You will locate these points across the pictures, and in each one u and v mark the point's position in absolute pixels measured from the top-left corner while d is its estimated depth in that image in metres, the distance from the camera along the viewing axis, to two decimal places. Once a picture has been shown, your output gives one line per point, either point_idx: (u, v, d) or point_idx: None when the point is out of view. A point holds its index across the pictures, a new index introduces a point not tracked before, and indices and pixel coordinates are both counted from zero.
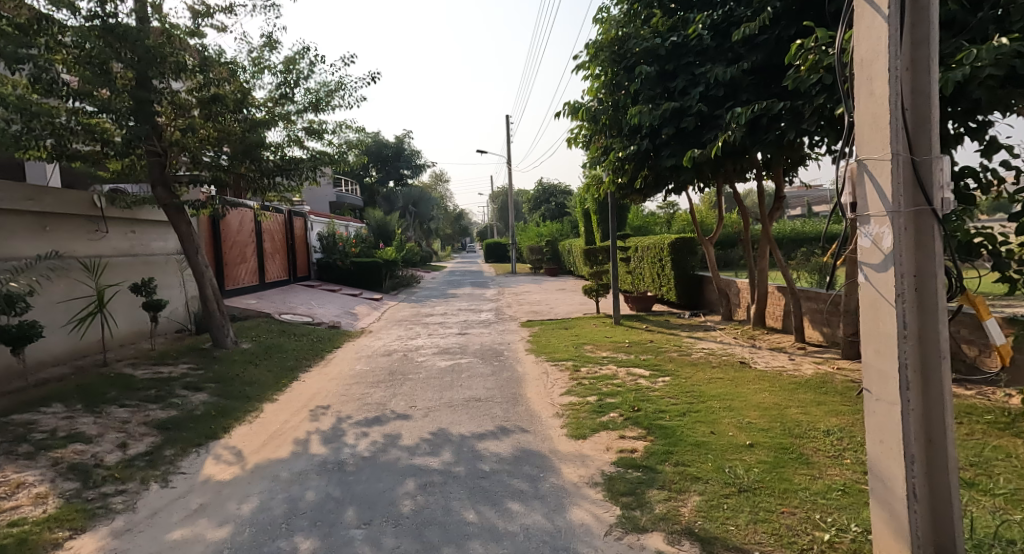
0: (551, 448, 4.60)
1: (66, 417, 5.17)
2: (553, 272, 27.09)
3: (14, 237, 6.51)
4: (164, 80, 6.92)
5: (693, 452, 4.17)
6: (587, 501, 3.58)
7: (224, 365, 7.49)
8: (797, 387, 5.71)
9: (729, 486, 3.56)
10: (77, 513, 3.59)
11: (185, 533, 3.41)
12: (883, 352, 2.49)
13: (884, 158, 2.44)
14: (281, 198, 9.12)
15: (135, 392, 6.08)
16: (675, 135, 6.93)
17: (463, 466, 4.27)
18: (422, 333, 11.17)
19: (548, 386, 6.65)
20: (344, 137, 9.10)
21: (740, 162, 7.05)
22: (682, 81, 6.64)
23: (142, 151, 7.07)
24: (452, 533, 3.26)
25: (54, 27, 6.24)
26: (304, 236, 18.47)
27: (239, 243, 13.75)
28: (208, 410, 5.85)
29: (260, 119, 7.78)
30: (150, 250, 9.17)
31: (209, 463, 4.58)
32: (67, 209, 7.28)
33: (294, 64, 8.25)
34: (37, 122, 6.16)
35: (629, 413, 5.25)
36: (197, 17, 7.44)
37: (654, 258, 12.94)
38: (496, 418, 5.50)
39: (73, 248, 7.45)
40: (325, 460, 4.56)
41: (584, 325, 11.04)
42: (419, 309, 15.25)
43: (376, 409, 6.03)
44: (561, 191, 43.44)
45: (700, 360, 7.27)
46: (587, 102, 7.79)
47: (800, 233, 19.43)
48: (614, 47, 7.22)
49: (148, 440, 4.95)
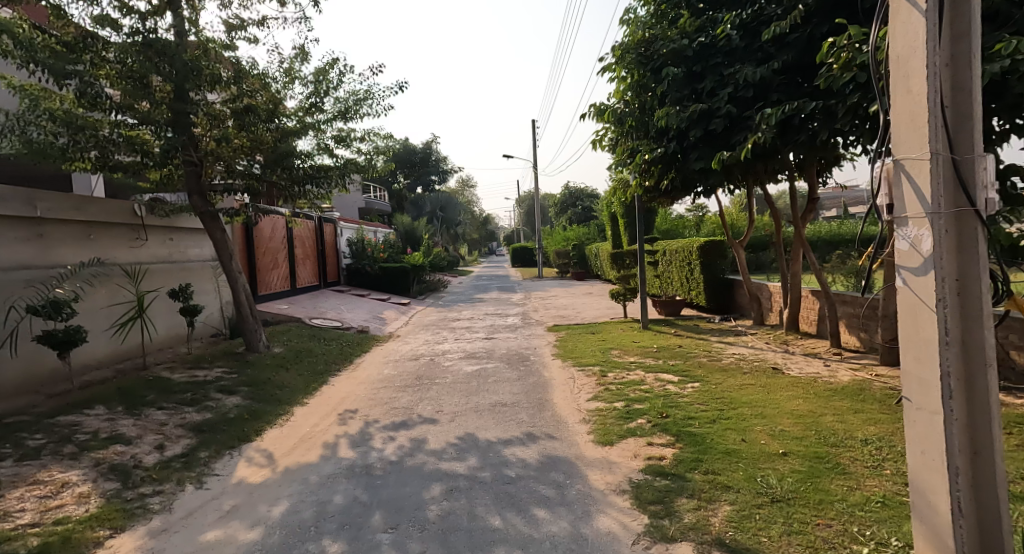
0: (578, 454, 4.57)
1: (108, 418, 5.35)
2: (581, 277, 27.25)
3: (61, 246, 6.76)
4: (200, 92, 7.08)
5: (724, 460, 4.08)
6: (615, 509, 3.54)
7: (256, 369, 7.65)
8: (833, 394, 5.55)
9: (761, 496, 3.47)
10: (117, 513, 3.71)
11: (218, 534, 3.48)
12: (923, 360, 2.39)
13: (922, 158, 2.36)
14: (311, 206, 9.29)
15: (173, 395, 6.27)
16: (702, 137, 6.84)
17: (489, 472, 4.28)
18: (450, 338, 11.24)
19: (574, 391, 6.61)
20: (372, 144, 9.23)
21: (771, 163, 6.91)
22: (710, 82, 6.54)
23: (179, 161, 7.25)
24: (478, 539, 3.25)
25: (99, 44, 6.58)
26: (334, 242, 18.85)
27: (271, 250, 14.07)
28: (241, 413, 5.99)
29: (291, 128, 7.95)
30: (188, 257, 9.46)
31: (242, 465, 4.69)
32: (110, 218, 7.56)
33: (324, 74, 8.42)
34: (82, 135, 6.62)
35: (657, 419, 5.18)
36: (232, 30, 7.67)
37: (683, 262, 12.79)
38: (522, 424, 5.48)
39: (115, 256, 7.72)
40: (353, 464, 4.60)
41: (611, 330, 10.93)
42: (446, 313, 15.40)
43: (403, 413, 6.08)
44: (587, 195, 43.52)
45: (730, 366, 7.11)
46: (613, 104, 7.74)
47: (836, 234, 19.05)
48: (640, 49, 7.09)
49: (184, 442, 5.09)
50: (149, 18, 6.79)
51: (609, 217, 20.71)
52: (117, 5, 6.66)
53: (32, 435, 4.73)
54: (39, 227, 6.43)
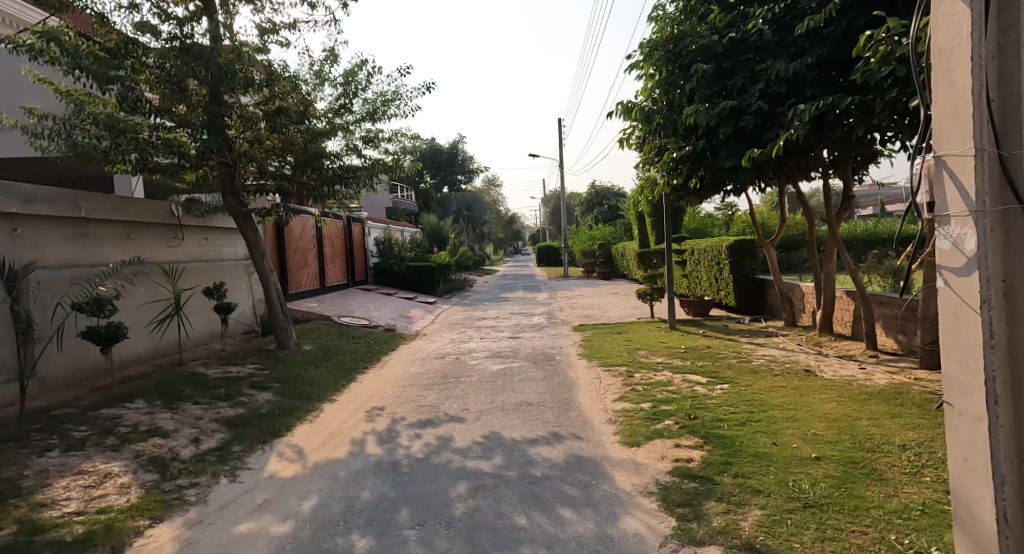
0: (604, 455, 4.54)
1: (147, 412, 5.53)
2: (607, 276, 27.07)
3: (103, 245, 7.00)
4: (234, 95, 7.27)
5: (754, 463, 4.00)
6: (641, 511, 3.52)
7: (287, 366, 7.82)
8: (869, 397, 5.40)
9: (793, 500, 3.39)
10: (156, 503, 3.83)
11: (251, 526, 3.57)
12: (965, 363, 2.32)
13: (966, 154, 2.28)
14: (340, 205, 9.43)
15: (208, 390, 6.45)
16: (733, 135, 6.72)
17: (515, 471, 4.28)
18: (475, 337, 11.29)
19: (600, 391, 6.57)
20: (399, 145, 9.32)
21: (804, 160, 6.75)
22: (741, 79, 6.42)
23: (215, 163, 7.42)
24: (503, 537, 3.26)
25: (139, 50, 6.81)
26: (362, 241, 19.09)
27: (301, 249, 14.33)
28: (273, 409, 6.13)
29: (321, 129, 8.06)
30: (222, 256, 9.70)
31: (273, 460, 4.80)
32: (149, 218, 7.80)
33: (353, 75, 8.54)
34: (123, 138, 6.86)
35: (685, 420, 5.12)
36: (264, 34, 7.84)
37: (712, 261, 12.58)
38: (548, 423, 5.48)
39: (154, 255, 7.97)
40: (381, 461, 4.66)
41: (637, 330, 10.83)
42: (472, 312, 15.47)
43: (429, 411, 6.14)
44: (614, 194, 43.21)
45: (761, 367, 6.97)
46: (641, 102, 7.63)
47: (871, 233, 18.51)
48: (669, 45, 7.00)
49: (218, 436, 5.24)
50: (186, 24, 6.99)
51: (636, 216, 20.51)
52: (156, 11, 6.88)
53: (77, 426, 4.92)
54: (83, 227, 6.68)
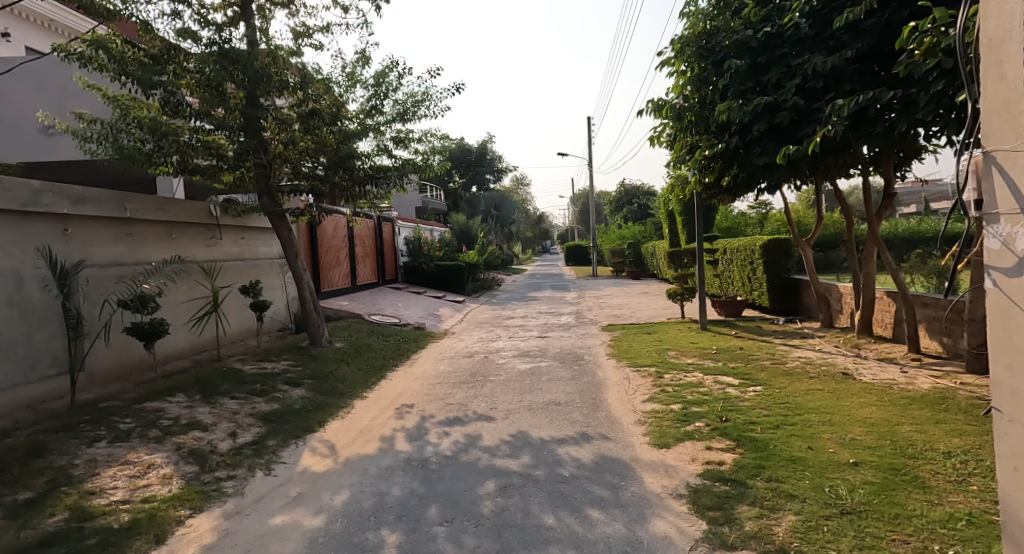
0: (633, 456, 4.50)
1: (188, 405, 5.72)
2: (636, 276, 26.82)
3: (146, 245, 7.25)
4: (269, 97, 7.47)
5: (788, 468, 3.91)
6: (671, 513, 3.47)
7: (320, 363, 7.98)
8: (911, 402, 5.21)
9: (829, 507, 3.31)
10: (196, 494, 3.96)
11: (286, 519, 3.66)
12: (1015, 368, 2.22)
13: (1017, 149, 2.18)
14: (371, 205, 9.57)
15: (244, 385, 6.63)
16: (767, 131, 6.57)
17: (543, 470, 4.28)
18: (504, 336, 11.32)
19: (629, 392, 6.52)
20: (429, 145, 9.40)
21: (843, 157, 6.56)
22: (776, 74, 6.28)
23: (251, 164, 7.59)
24: (531, 536, 3.27)
25: (180, 55, 7.05)
26: (392, 241, 19.34)
27: (333, 248, 14.60)
28: (306, 404, 6.26)
29: (353, 130, 8.19)
30: (257, 255, 9.95)
31: (307, 455, 4.91)
32: (188, 218, 8.05)
33: (384, 77, 8.66)
34: (166, 141, 7.12)
35: (716, 423, 5.04)
36: (298, 38, 8.01)
37: (745, 261, 12.34)
38: (576, 423, 5.46)
39: (193, 254, 8.22)
40: (410, 457, 4.72)
41: (668, 330, 10.69)
42: (500, 312, 15.51)
43: (458, 409, 6.18)
44: (644, 193, 42.76)
45: (796, 370, 6.80)
46: (672, 99, 7.53)
47: (914, 232, 17.88)
48: (701, 41, 6.90)
49: (254, 430, 5.38)
50: (224, 29, 7.19)
51: (667, 215, 20.25)
52: (196, 18, 7.09)
53: (123, 418, 5.12)
54: (128, 227, 6.94)
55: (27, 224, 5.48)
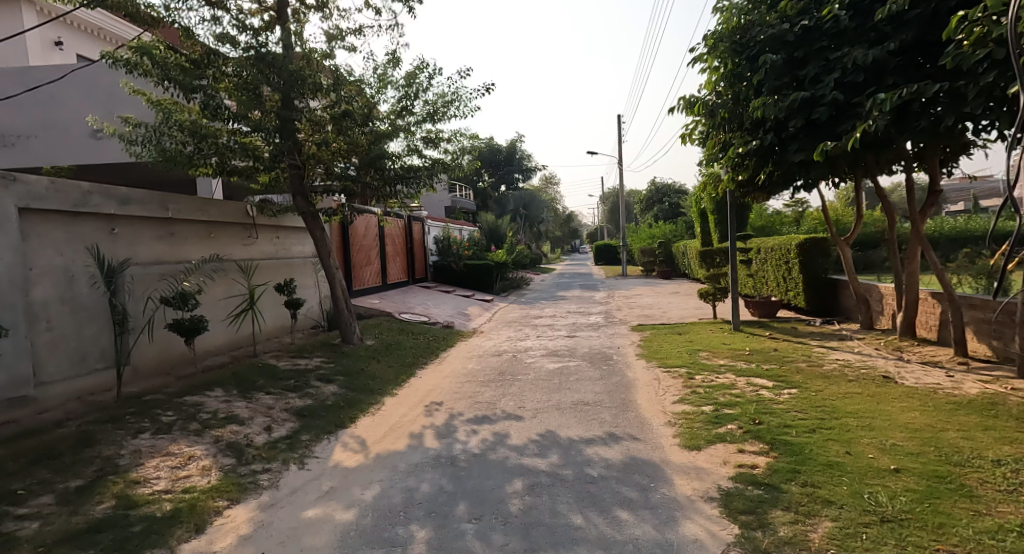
0: (663, 458, 4.45)
1: (225, 400, 5.89)
2: (667, 276, 26.48)
3: (187, 244, 7.49)
4: (303, 100, 7.59)
5: (825, 473, 3.81)
6: (702, 516, 3.42)
7: (351, 360, 8.12)
8: (957, 407, 5.01)
9: (868, 514, 3.20)
10: (233, 486, 4.08)
11: (318, 512, 3.73)
12: None
13: None
14: (401, 205, 9.67)
15: (278, 381, 6.79)
16: (804, 128, 6.40)
17: (571, 470, 4.27)
18: (532, 335, 11.32)
19: (659, 393, 6.44)
20: (458, 144, 9.46)
21: (884, 153, 6.34)
22: (814, 68, 6.12)
23: (286, 165, 7.76)
24: (559, 535, 3.26)
25: (219, 59, 7.27)
26: (422, 240, 19.52)
27: (364, 247, 14.82)
28: (338, 400, 6.38)
29: (384, 131, 8.30)
30: (291, 254, 10.17)
31: (339, 449, 5.00)
32: (226, 218, 8.27)
33: (414, 78, 8.74)
34: (206, 143, 7.33)
35: (749, 425, 4.93)
36: (332, 40, 8.16)
37: (780, 260, 12.05)
38: (605, 423, 5.42)
39: (230, 253, 8.45)
40: (439, 454, 4.76)
41: (699, 331, 10.51)
42: (529, 311, 15.51)
43: (486, 407, 6.21)
44: (675, 192, 42.17)
45: (833, 373, 6.60)
46: (704, 96, 7.42)
47: (960, 231, 17.19)
48: (735, 36, 6.77)
49: (288, 425, 5.50)
50: (261, 33, 7.37)
51: (699, 213, 19.93)
52: (235, 23, 7.29)
53: (165, 411, 5.30)
54: (170, 227, 7.18)
55: (77, 223, 5.71)
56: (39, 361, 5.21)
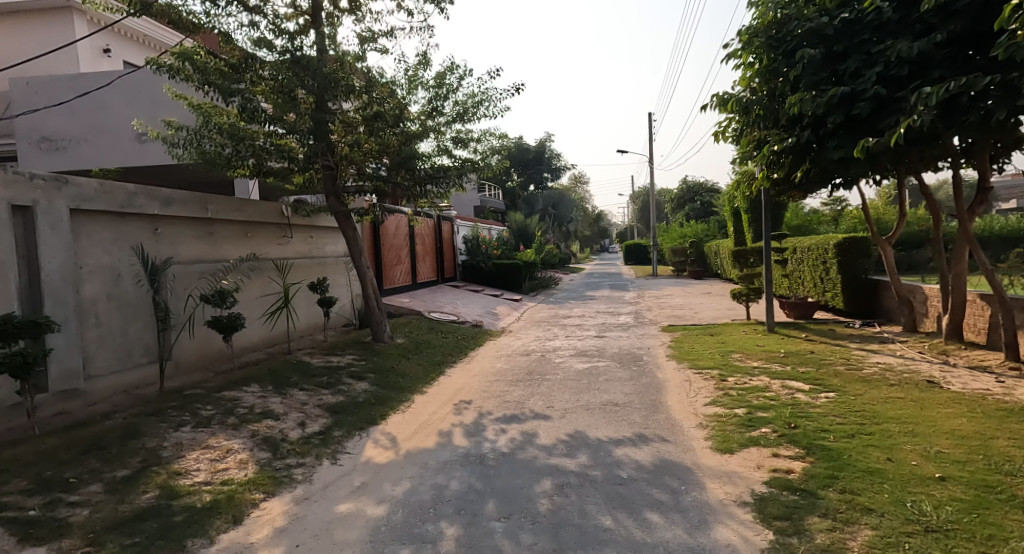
0: (695, 461, 4.38)
1: (261, 395, 6.05)
2: (698, 276, 26.07)
3: (225, 244, 7.70)
4: (336, 102, 7.75)
5: (864, 480, 3.69)
6: (734, 521, 3.36)
7: (382, 358, 8.24)
8: (1007, 415, 4.79)
9: (911, 523, 3.09)
10: (269, 479, 4.18)
11: (350, 506, 3.80)
12: None
13: None
14: (432, 204, 9.76)
15: (312, 378, 6.93)
16: (844, 124, 6.21)
17: (600, 471, 4.24)
18: (561, 334, 11.29)
19: (690, 395, 6.34)
20: (487, 144, 9.50)
21: (929, 149, 6.11)
22: (854, 62, 5.94)
23: (320, 166, 7.91)
24: (589, 536, 3.24)
25: (257, 63, 7.48)
26: (451, 240, 19.66)
27: (395, 247, 15.01)
28: (369, 397, 6.48)
29: (415, 132, 8.38)
30: (324, 253, 10.37)
31: (370, 446, 5.08)
32: (262, 218, 8.48)
33: (444, 79, 8.81)
34: (242, 145, 7.47)
35: (784, 429, 4.82)
36: (364, 43, 8.28)
37: (817, 260, 11.72)
38: (634, 424, 5.37)
39: (267, 252, 8.66)
40: (468, 453, 4.79)
41: (732, 332, 10.31)
42: (557, 310, 15.47)
43: (515, 407, 6.22)
44: (707, 190, 41.48)
45: (873, 377, 6.39)
46: (738, 93, 7.26)
47: (1010, 229, 16.45)
48: (771, 31, 6.62)
49: (321, 421, 5.61)
50: (296, 37, 7.54)
51: (732, 212, 19.55)
52: (272, 27, 7.47)
53: (204, 406, 5.47)
54: (209, 227, 7.39)
55: (123, 223, 5.93)
56: (89, 356, 5.44)
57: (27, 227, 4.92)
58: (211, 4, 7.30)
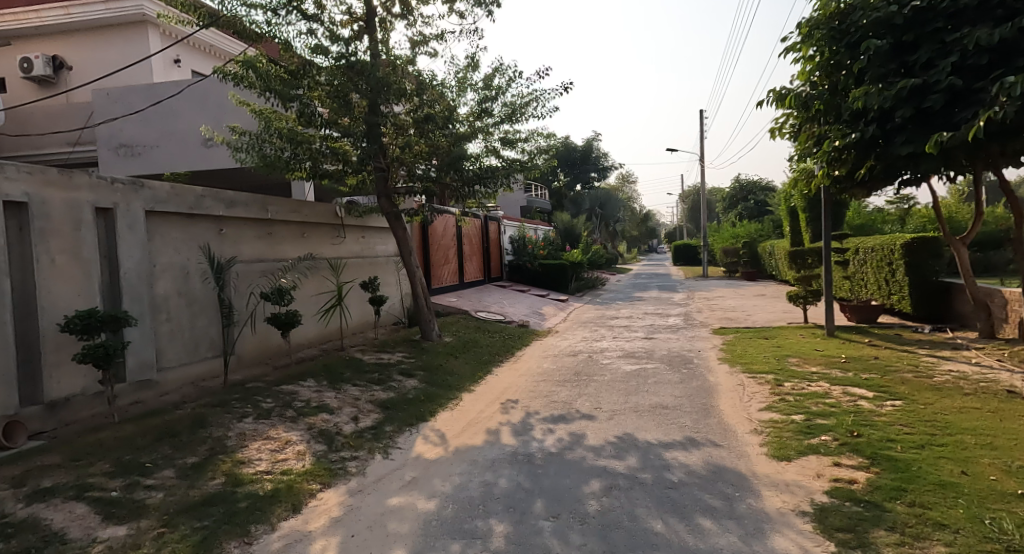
0: (749, 467, 4.25)
1: (317, 390, 6.26)
2: (751, 277, 25.25)
3: (283, 244, 8.01)
4: (388, 105, 7.83)
5: (936, 493, 3.49)
6: (793, 531, 3.24)
7: (431, 356, 8.38)
8: None
9: (990, 542, 2.90)
10: (325, 471, 4.33)
11: (401, 500, 3.89)
12: None
13: None
14: (479, 205, 9.84)
15: (364, 374, 7.12)
16: (913, 118, 5.89)
17: (650, 474, 4.18)
18: (608, 335, 11.18)
19: (744, 399, 6.15)
20: (535, 144, 9.51)
21: (1011, 143, 5.71)
22: (926, 52, 5.63)
23: (372, 168, 8.11)
24: (639, 539, 3.20)
25: (314, 70, 7.74)
26: (498, 240, 19.78)
27: (443, 247, 15.22)
28: (418, 394, 6.61)
29: (463, 133, 8.48)
30: (375, 253, 10.64)
31: (420, 442, 5.18)
32: (317, 219, 8.78)
33: (493, 80, 8.89)
34: (301, 149, 7.83)
35: (846, 438, 4.61)
36: (415, 46, 8.45)
37: (882, 261, 11.14)
38: (685, 428, 5.26)
39: (321, 251, 8.96)
40: (516, 451, 4.81)
41: (788, 336, 9.93)
42: (604, 311, 15.32)
43: (562, 407, 6.20)
44: (761, 188, 40.10)
45: (945, 385, 6.02)
46: (797, 88, 6.95)
47: None
48: (833, 22, 6.34)
49: (373, 416, 5.76)
50: (351, 43, 7.77)
51: (788, 211, 18.83)
52: (328, 34, 7.73)
53: (265, 398, 5.71)
54: (269, 227, 7.71)
55: (191, 224, 6.27)
56: (161, 349, 5.78)
57: (108, 227, 5.28)
58: (273, 14, 7.62)
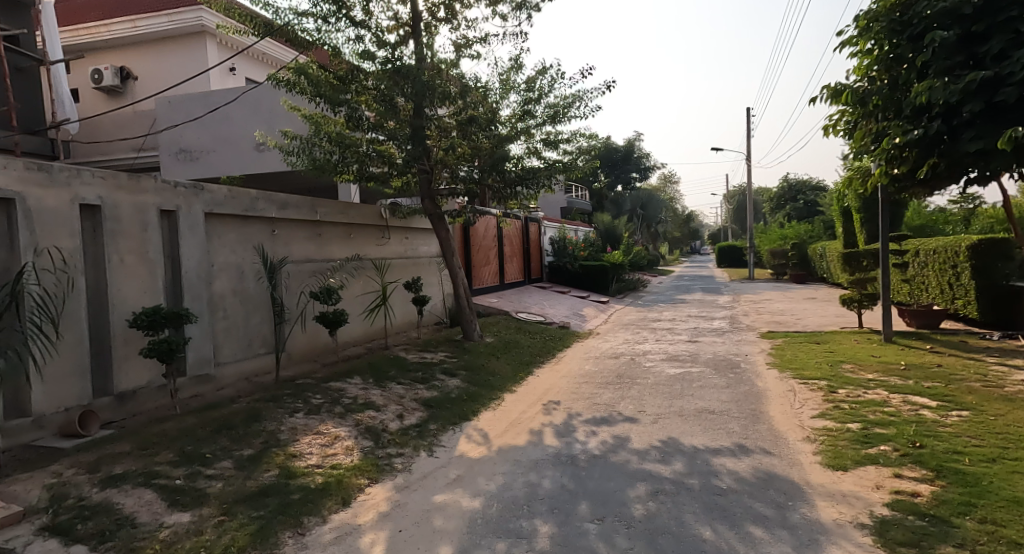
0: (803, 476, 4.11)
1: (363, 387, 6.40)
2: (800, 280, 24.39)
3: (331, 244, 8.22)
4: (432, 108, 7.98)
5: (1010, 510, 3.29)
6: (851, 543, 3.11)
7: (473, 356, 8.45)
8: None
9: None
10: (372, 466, 4.43)
11: (446, 498, 3.94)
12: None
13: None
14: (521, 206, 9.86)
15: (408, 373, 7.25)
16: (982, 112, 5.58)
17: (697, 479, 4.09)
18: (651, 338, 11.01)
19: (795, 406, 5.95)
20: (578, 145, 9.45)
21: None
22: (998, 43, 5.33)
23: (416, 170, 8.24)
24: (687, 545, 3.15)
25: (361, 76, 7.96)
26: (538, 241, 19.78)
27: (484, 248, 15.32)
28: (461, 394, 6.68)
29: (506, 135, 8.52)
30: (418, 254, 10.80)
31: (463, 440, 5.23)
32: (364, 220, 8.99)
33: (535, 82, 8.90)
34: (348, 152, 8.05)
35: (907, 448, 4.40)
36: (459, 50, 8.55)
37: (945, 264, 10.57)
38: (733, 434, 5.13)
39: (367, 252, 9.16)
40: (559, 453, 4.80)
41: (841, 341, 9.55)
42: (646, 314, 15.09)
43: (605, 409, 6.15)
44: (811, 188, 38.71)
45: (1017, 396, 5.66)
46: (854, 83, 6.69)
47: None
48: (894, 14, 6.08)
49: (418, 414, 5.86)
50: (397, 48, 7.93)
51: (841, 212, 18.11)
52: (375, 40, 7.91)
53: (314, 394, 5.89)
54: (318, 228, 7.93)
55: (246, 226, 6.52)
56: (218, 345, 6.03)
57: (171, 228, 5.55)
58: (323, 22, 7.85)
